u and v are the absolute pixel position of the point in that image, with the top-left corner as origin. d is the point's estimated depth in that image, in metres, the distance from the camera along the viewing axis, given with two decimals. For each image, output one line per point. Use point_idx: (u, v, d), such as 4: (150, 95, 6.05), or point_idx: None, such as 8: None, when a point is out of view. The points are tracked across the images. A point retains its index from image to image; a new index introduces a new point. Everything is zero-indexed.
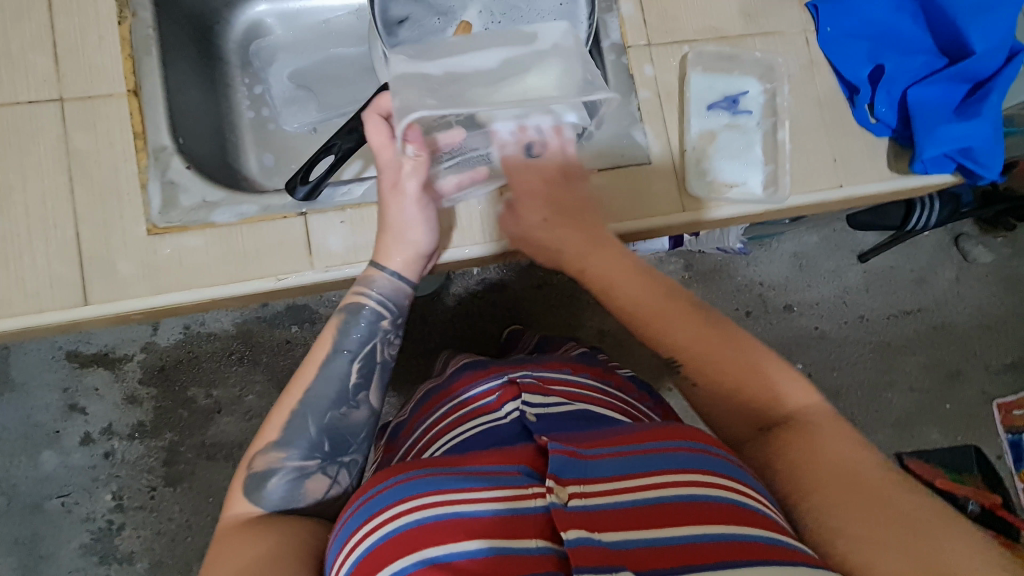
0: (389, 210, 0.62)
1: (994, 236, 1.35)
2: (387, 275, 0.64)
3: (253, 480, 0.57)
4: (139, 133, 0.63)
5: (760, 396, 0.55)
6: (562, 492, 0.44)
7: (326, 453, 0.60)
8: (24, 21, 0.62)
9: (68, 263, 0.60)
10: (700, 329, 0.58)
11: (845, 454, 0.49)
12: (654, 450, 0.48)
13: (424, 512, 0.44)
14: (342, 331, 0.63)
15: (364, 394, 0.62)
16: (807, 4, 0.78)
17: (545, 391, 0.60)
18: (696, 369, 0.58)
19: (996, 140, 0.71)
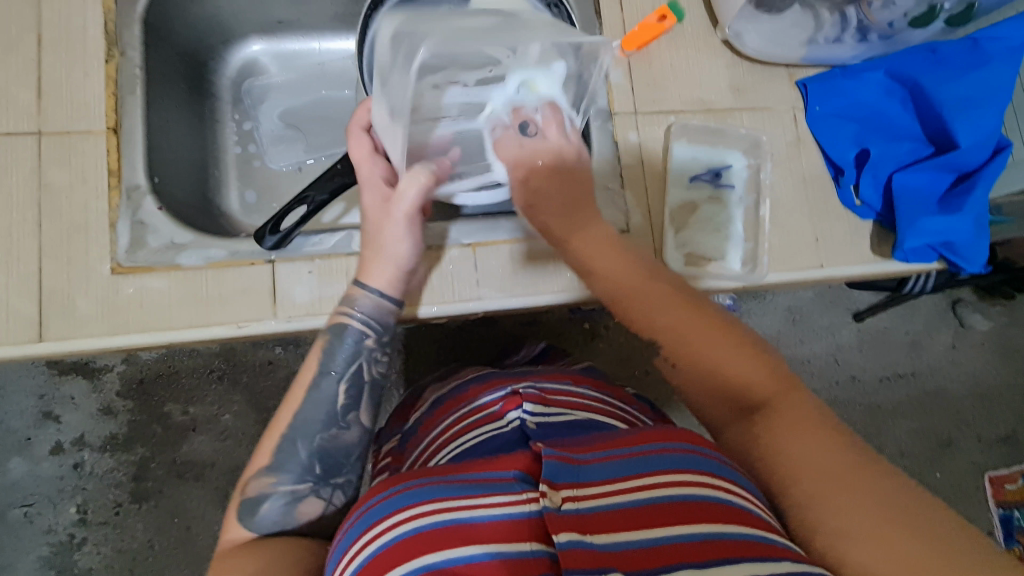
0: (372, 225, 0.61)
1: (992, 304, 1.32)
2: (369, 292, 0.61)
3: (245, 506, 0.55)
4: (115, 171, 0.63)
5: (738, 381, 0.53)
6: (555, 496, 0.42)
7: (318, 475, 0.57)
8: (12, 55, 0.64)
9: (29, 297, 0.60)
10: (680, 310, 0.57)
11: (829, 440, 0.47)
12: (647, 451, 0.46)
13: (421, 519, 0.42)
14: (326, 352, 0.60)
15: (355, 414, 0.60)
16: (797, 82, 0.77)
17: (546, 402, 0.57)
18: (676, 351, 0.56)
19: (978, 234, 0.71)
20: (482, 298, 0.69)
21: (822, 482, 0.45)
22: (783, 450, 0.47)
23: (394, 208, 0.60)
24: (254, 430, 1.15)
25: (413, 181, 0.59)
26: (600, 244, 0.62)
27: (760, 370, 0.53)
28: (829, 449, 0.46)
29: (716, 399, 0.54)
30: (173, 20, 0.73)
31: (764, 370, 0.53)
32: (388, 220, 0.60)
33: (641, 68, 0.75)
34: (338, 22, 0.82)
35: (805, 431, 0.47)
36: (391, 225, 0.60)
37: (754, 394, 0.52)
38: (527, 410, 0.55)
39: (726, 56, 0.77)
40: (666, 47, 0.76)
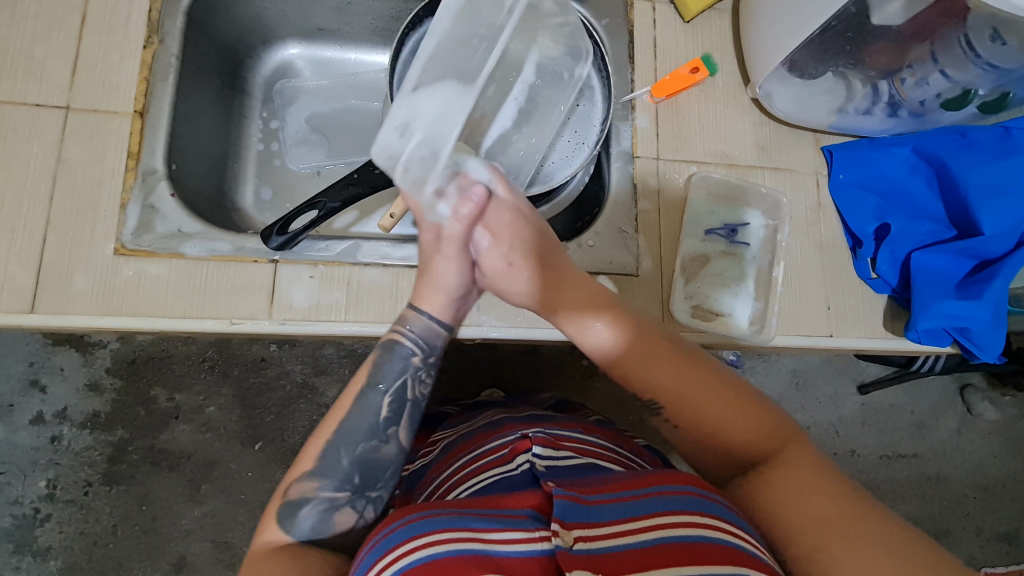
0: (428, 258, 0.59)
1: (1003, 394, 1.29)
2: (423, 316, 0.59)
3: (285, 508, 0.54)
4: (134, 153, 0.64)
5: (734, 438, 0.51)
6: (567, 535, 0.40)
7: (357, 486, 0.55)
8: (55, 31, 0.65)
9: (29, 267, 0.59)
10: (678, 366, 0.54)
11: (824, 491, 0.45)
12: (659, 490, 0.44)
13: (436, 547, 0.40)
14: (375, 366, 0.58)
15: (395, 429, 0.57)
16: (822, 148, 0.77)
17: (559, 445, 0.54)
18: (677, 409, 0.53)
19: (995, 324, 0.69)
20: (480, 325, 0.67)
21: (821, 538, 0.42)
22: (781, 512, 0.45)
23: (443, 247, 0.58)
24: (237, 426, 1.13)
25: (458, 220, 0.57)
26: (593, 294, 0.57)
27: (758, 423, 0.51)
28: (825, 499, 0.44)
29: (716, 452, 0.52)
30: (217, 16, 0.74)
31: (761, 424, 0.51)
32: (436, 255, 0.58)
33: (668, 116, 0.75)
34: (376, 36, 0.84)
35: (804, 486, 0.45)
36: (444, 258, 0.58)
37: (751, 449, 0.50)
38: (536, 452, 0.52)
39: (755, 115, 0.77)
40: (695, 98, 0.76)
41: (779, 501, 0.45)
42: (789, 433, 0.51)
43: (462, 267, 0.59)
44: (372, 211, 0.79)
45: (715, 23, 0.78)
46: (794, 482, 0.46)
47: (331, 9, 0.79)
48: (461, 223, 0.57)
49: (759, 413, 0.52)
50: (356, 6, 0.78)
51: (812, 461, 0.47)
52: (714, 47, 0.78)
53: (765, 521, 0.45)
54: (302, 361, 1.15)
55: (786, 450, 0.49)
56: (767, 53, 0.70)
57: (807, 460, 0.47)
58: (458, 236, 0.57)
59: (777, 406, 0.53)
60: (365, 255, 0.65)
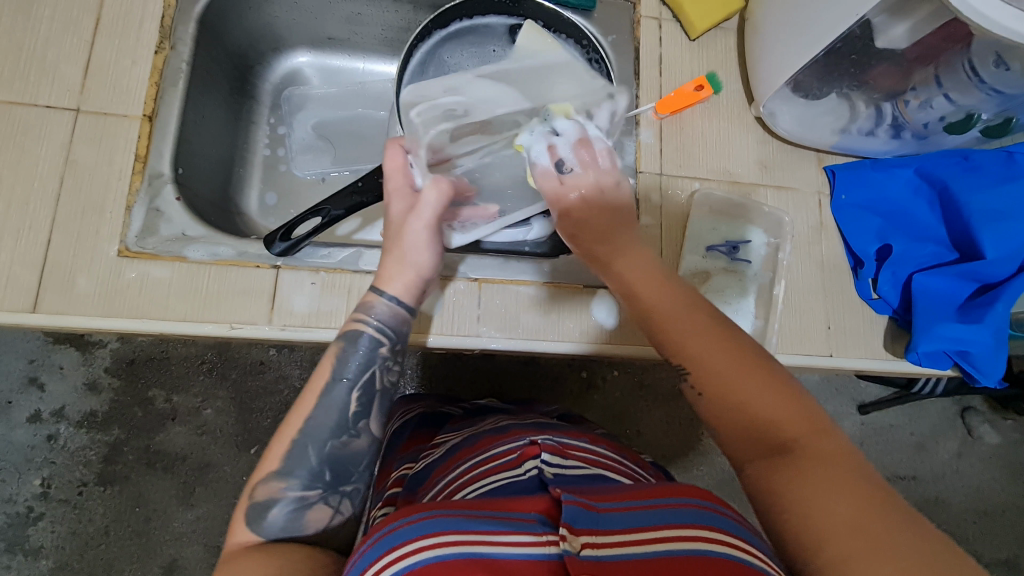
0: (396, 230, 0.58)
1: (1004, 417, 1.28)
2: (386, 300, 0.59)
3: (253, 510, 0.53)
4: (141, 157, 0.64)
5: (764, 421, 0.47)
6: (576, 541, 0.40)
7: (327, 483, 0.55)
8: (69, 34, 0.66)
9: (32, 267, 0.59)
10: (716, 337, 0.50)
11: (856, 488, 0.41)
12: (670, 503, 0.44)
13: (444, 546, 0.40)
14: (339, 359, 0.58)
15: (366, 422, 0.57)
16: (825, 168, 0.77)
17: (566, 453, 0.54)
18: (711, 382, 0.49)
19: (998, 348, 0.69)
20: (480, 335, 0.67)
21: (851, 543, 0.39)
22: (803, 509, 0.41)
23: (416, 217, 0.57)
24: (234, 429, 1.12)
25: (436, 189, 0.56)
26: (644, 273, 0.55)
27: (795, 409, 0.47)
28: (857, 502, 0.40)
29: (740, 432, 0.47)
30: (229, 23, 0.75)
31: (797, 411, 0.47)
32: (404, 229, 0.57)
33: (673, 132, 0.76)
34: (385, 46, 0.85)
35: (835, 482, 0.42)
36: (412, 233, 0.58)
37: (784, 436, 0.46)
38: (545, 458, 0.52)
39: (758, 133, 0.77)
40: (699, 115, 0.77)
41: (802, 499, 0.42)
42: (827, 426, 0.46)
43: (431, 245, 0.59)
44: (375, 220, 0.80)
45: (720, 41, 0.79)
46: (828, 474, 0.42)
47: (341, 19, 0.80)
48: (440, 192, 0.56)
49: (795, 398, 0.47)
50: (367, 16, 0.79)
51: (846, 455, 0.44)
52: (718, 66, 0.79)
53: (788, 519, 0.42)
54: (301, 365, 1.15)
55: (817, 443, 0.45)
56: (770, 74, 0.71)
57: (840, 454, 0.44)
58: (432, 206, 0.57)
59: (812, 396, 0.48)
60: (365, 264, 0.65)
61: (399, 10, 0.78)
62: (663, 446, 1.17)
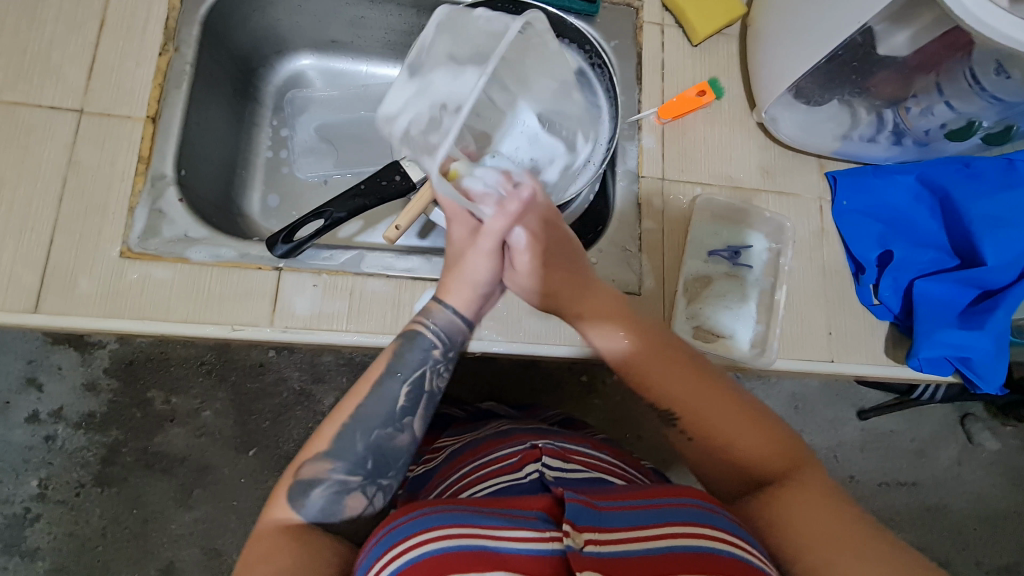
0: (460, 251, 0.60)
1: (1003, 424, 1.28)
2: (446, 310, 0.59)
3: (298, 486, 0.53)
4: (144, 158, 0.64)
5: (743, 452, 0.52)
6: (578, 537, 0.40)
7: (369, 471, 0.55)
8: (73, 36, 0.66)
9: (35, 268, 0.59)
10: (696, 379, 0.55)
11: (827, 506, 0.46)
12: (671, 502, 0.44)
13: (447, 539, 0.40)
14: (395, 354, 0.58)
15: (411, 419, 0.57)
16: (826, 173, 0.77)
17: (568, 458, 0.54)
18: (692, 421, 0.54)
19: (998, 355, 0.69)
20: (482, 338, 0.67)
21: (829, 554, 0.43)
22: (781, 524, 0.45)
23: (478, 242, 0.58)
24: (233, 431, 1.12)
25: (500, 215, 0.56)
26: (620, 314, 0.60)
27: (771, 441, 0.52)
28: (827, 513, 0.45)
29: (724, 467, 0.53)
30: (233, 25, 0.76)
31: (774, 442, 0.52)
32: (469, 249, 0.59)
33: (674, 137, 0.76)
34: (389, 50, 0.85)
35: (809, 501, 0.46)
36: (473, 253, 0.59)
37: (762, 466, 0.51)
38: (546, 462, 0.51)
39: (760, 138, 0.78)
40: (701, 120, 0.77)
41: (776, 517, 0.46)
42: (799, 451, 0.52)
43: (493, 263, 0.59)
44: (378, 221, 0.79)
45: (722, 47, 0.80)
46: (798, 494, 0.47)
47: (345, 22, 0.80)
48: (503, 219, 0.56)
49: (771, 430, 0.53)
50: (370, 20, 0.79)
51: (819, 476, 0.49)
52: (721, 71, 0.79)
53: (763, 534, 0.46)
54: (300, 368, 1.15)
55: (790, 466, 0.50)
56: (772, 80, 0.71)
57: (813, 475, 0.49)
58: (496, 232, 0.56)
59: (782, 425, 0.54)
60: (367, 266, 0.65)
61: (403, 14, 0.78)
62: (663, 451, 1.17)
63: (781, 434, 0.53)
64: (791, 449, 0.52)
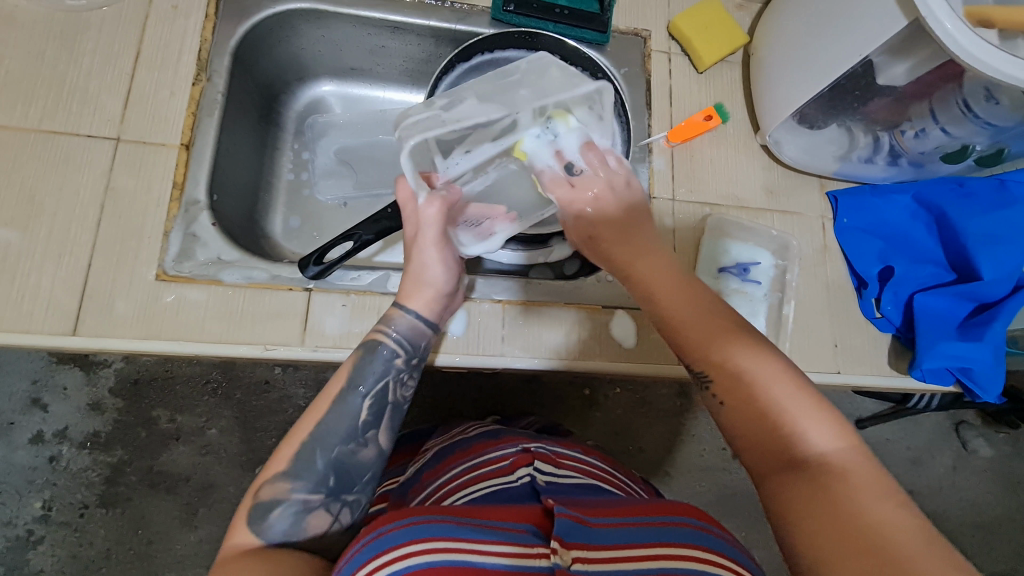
0: (412, 251, 0.60)
1: (996, 431, 1.32)
2: (408, 315, 0.60)
3: (256, 510, 0.52)
4: (178, 184, 0.67)
5: (780, 434, 0.46)
6: (566, 554, 0.42)
7: (331, 489, 0.55)
8: (109, 67, 0.68)
9: (71, 292, 0.61)
10: (741, 347, 0.50)
11: (866, 512, 0.40)
12: (657, 522, 0.46)
13: (435, 552, 0.41)
14: (356, 367, 0.58)
15: (375, 432, 0.58)
16: (827, 193, 0.81)
17: (558, 463, 0.57)
18: (725, 390, 0.49)
19: (997, 364, 0.72)
20: (503, 355, 0.70)
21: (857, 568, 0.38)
22: (809, 528, 0.41)
23: (423, 236, 0.58)
24: (238, 449, 1.13)
25: (431, 206, 0.57)
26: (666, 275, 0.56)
27: (814, 423, 0.46)
28: (859, 526, 0.39)
29: (761, 444, 0.47)
30: (260, 55, 0.79)
31: (811, 423, 0.46)
32: (418, 249, 0.59)
33: (683, 159, 0.80)
34: (406, 76, 0.88)
35: (840, 506, 0.41)
36: (424, 252, 0.59)
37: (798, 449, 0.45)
38: (538, 467, 0.55)
39: (764, 159, 0.82)
40: (708, 144, 0.81)
41: (805, 512, 0.42)
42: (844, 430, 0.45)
43: (444, 259, 0.60)
44: (397, 242, 0.82)
45: (726, 74, 0.84)
46: (839, 498, 0.41)
47: (365, 50, 0.83)
48: (433, 216, 0.57)
49: (817, 413, 0.46)
50: (390, 49, 0.83)
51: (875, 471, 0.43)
52: (725, 96, 0.83)
53: (793, 534, 0.42)
54: (306, 385, 1.16)
55: (830, 456, 0.44)
56: (776, 107, 0.76)
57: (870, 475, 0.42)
58: (435, 227, 0.57)
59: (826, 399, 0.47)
60: (394, 286, 0.68)
61: (422, 43, 0.81)
62: (665, 463, 1.19)
63: (823, 413, 0.46)
64: (829, 426, 0.45)
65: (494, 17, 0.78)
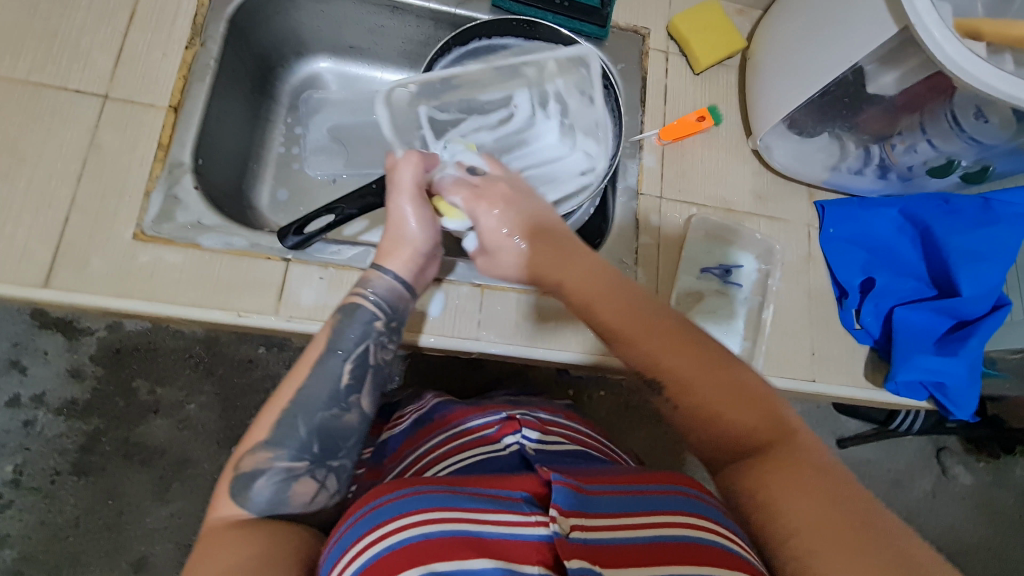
0: (389, 209, 0.60)
1: (977, 459, 1.32)
2: (386, 276, 0.59)
3: (238, 481, 0.51)
4: (164, 145, 0.66)
5: (737, 427, 0.46)
6: (565, 523, 0.41)
7: (316, 456, 0.54)
8: (103, 25, 0.68)
9: (46, 245, 0.61)
10: (690, 346, 0.49)
11: (823, 488, 0.41)
12: (653, 489, 0.46)
13: (430, 525, 0.41)
14: (335, 332, 0.57)
15: (357, 397, 0.57)
16: (815, 202, 0.81)
17: (544, 430, 0.58)
18: (677, 390, 0.48)
19: (970, 382, 0.73)
20: (479, 339, 0.69)
21: (819, 541, 0.38)
22: (772, 508, 0.41)
23: (400, 190, 0.59)
24: (216, 425, 1.12)
25: (407, 161, 0.59)
26: (593, 279, 0.53)
27: (766, 412, 0.46)
28: (817, 503, 0.40)
29: (720, 433, 0.46)
30: (257, 25, 0.78)
31: (763, 413, 0.46)
32: (394, 204, 0.59)
33: (674, 157, 0.80)
34: (404, 59, 0.88)
35: (799, 485, 0.41)
36: (400, 209, 0.59)
37: (756, 438, 0.45)
38: (529, 436, 0.56)
39: (754, 164, 0.82)
40: (700, 145, 0.81)
41: (766, 493, 0.42)
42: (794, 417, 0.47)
43: (423, 218, 0.59)
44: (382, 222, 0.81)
45: (723, 77, 0.84)
46: (799, 480, 0.41)
47: (364, 29, 0.83)
48: (411, 166, 0.59)
49: (767, 403, 0.47)
50: (389, 29, 0.83)
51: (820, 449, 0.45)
52: (720, 99, 0.83)
53: (756, 514, 0.42)
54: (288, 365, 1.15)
55: (786, 440, 0.45)
56: (767, 111, 0.76)
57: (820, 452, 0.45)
58: (411, 182, 0.59)
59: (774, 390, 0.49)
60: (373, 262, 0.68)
61: (421, 25, 0.81)
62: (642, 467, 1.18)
63: (774, 402, 0.47)
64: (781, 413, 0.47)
65: (494, 4, 0.79)
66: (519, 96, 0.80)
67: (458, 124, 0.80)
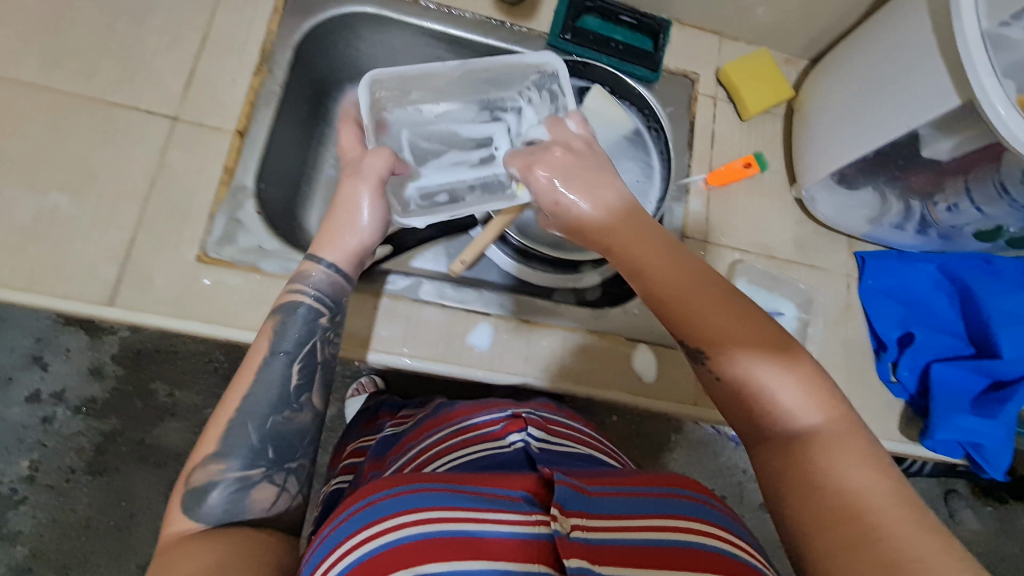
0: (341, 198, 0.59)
1: (985, 504, 1.31)
2: (323, 268, 0.57)
3: (190, 495, 0.49)
4: (229, 169, 0.68)
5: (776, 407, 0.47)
6: (565, 522, 0.40)
7: (271, 460, 0.52)
8: (176, 49, 0.70)
9: (113, 263, 0.62)
10: (737, 322, 0.49)
11: (846, 486, 0.42)
12: (650, 492, 0.46)
13: (428, 524, 0.40)
14: (276, 334, 0.55)
15: (309, 395, 0.55)
16: (855, 253, 0.83)
17: (548, 429, 0.58)
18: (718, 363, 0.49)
19: (1007, 443, 0.73)
20: (524, 374, 0.70)
21: (831, 535, 0.41)
22: (789, 498, 0.44)
23: (362, 179, 0.58)
24: None
25: (378, 154, 0.59)
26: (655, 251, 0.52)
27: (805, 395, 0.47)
28: (833, 497, 0.42)
29: (750, 409, 0.48)
30: (319, 51, 0.81)
31: (803, 395, 0.47)
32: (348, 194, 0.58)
33: (719, 203, 0.81)
34: None
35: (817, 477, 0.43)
36: (355, 198, 0.58)
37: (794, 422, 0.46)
38: (532, 432, 0.55)
39: (797, 213, 0.83)
40: (744, 191, 0.82)
41: (788, 483, 0.45)
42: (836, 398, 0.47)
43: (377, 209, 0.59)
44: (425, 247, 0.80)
45: (769, 126, 0.86)
46: (819, 474, 0.43)
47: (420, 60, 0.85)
48: (382, 158, 0.59)
49: (811, 386, 0.47)
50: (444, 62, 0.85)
51: (858, 433, 0.45)
52: (765, 147, 0.85)
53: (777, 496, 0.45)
54: None
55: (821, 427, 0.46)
56: (816, 165, 0.77)
57: (857, 440, 0.45)
58: (377, 172, 0.58)
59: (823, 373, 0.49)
60: (424, 294, 0.70)
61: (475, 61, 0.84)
62: None
63: (817, 384, 0.47)
64: (824, 401, 0.47)
65: (549, 43, 0.81)
66: (499, 137, 0.80)
67: (437, 156, 0.79)
